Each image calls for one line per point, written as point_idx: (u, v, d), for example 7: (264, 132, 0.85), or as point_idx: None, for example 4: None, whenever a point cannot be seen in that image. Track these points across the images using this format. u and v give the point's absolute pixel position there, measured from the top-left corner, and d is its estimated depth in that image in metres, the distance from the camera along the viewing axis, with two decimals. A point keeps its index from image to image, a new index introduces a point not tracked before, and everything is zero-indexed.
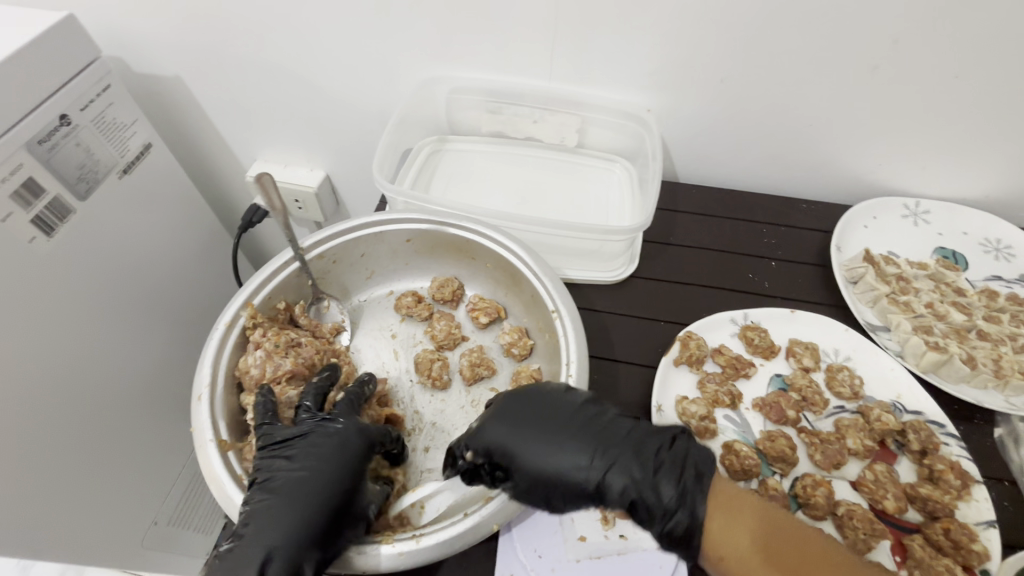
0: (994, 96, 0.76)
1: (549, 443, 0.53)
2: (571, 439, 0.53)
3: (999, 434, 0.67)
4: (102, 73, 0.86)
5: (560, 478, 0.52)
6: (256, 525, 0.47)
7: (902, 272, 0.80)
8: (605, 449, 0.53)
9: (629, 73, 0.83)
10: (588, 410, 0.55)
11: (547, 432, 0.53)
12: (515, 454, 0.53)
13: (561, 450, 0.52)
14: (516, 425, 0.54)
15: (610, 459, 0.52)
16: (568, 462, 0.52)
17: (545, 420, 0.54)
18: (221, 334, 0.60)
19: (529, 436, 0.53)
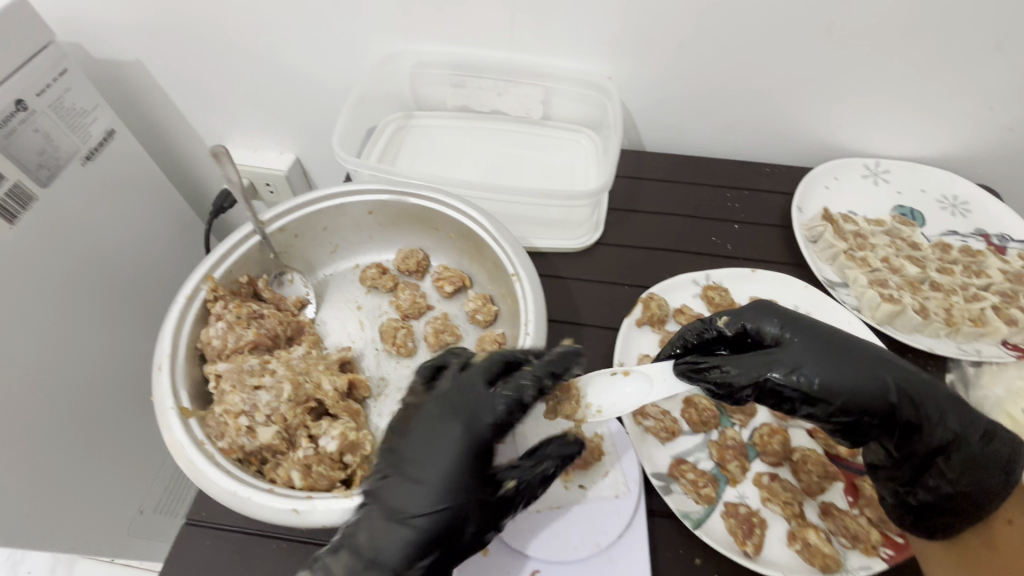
0: (946, 51, 0.77)
1: (823, 355, 0.51)
2: (824, 357, 0.51)
3: (950, 379, 0.69)
4: (57, 56, 0.85)
5: (821, 395, 0.50)
6: (402, 488, 0.48)
7: (859, 229, 0.82)
8: (882, 391, 0.50)
9: (590, 41, 0.84)
10: (845, 344, 0.52)
11: (836, 346, 0.52)
12: (784, 353, 0.51)
13: (820, 369, 0.50)
14: (801, 331, 0.53)
15: (865, 379, 0.50)
16: (831, 381, 0.50)
17: (798, 339, 0.52)
18: (182, 306, 0.60)
19: (810, 344, 0.52)
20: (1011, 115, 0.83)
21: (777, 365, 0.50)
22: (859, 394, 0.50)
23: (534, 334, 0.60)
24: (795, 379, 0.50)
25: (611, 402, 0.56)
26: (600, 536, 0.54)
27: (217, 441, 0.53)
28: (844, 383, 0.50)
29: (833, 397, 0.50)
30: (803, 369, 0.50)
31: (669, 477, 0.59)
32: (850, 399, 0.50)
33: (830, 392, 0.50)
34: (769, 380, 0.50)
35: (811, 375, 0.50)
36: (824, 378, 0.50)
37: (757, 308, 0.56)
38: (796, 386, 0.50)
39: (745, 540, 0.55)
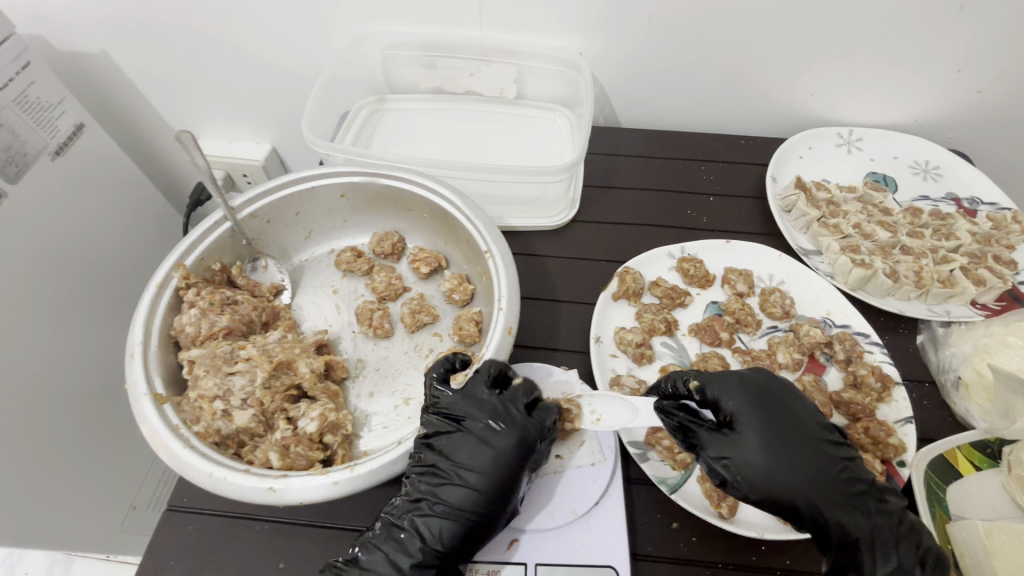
0: (912, 16, 0.77)
1: (766, 437, 0.52)
2: (777, 444, 0.51)
3: (921, 340, 0.70)
4: (19, 48, 0.82)
5: (754, 477, 0.50)
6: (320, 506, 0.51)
7: (832, 197, 0.83)
8: (818, 487, 0.50)
9: (559, 16, 0.83)
10: (804, 435, 0.52)
11: (785, 429, 0.52)
12: (744, 425, 0.53)
13: (763, 453, 0.51)
14: (756, 408, 0.53)
15: (805, 475, 0.50)
16: (766, 467, 0.50)
17: (769, 418, 0.53)
18: (153, 294, 0.60)
19: (757, 426, 0.52)
20: (978, 76, 0.83)
21: (716, 441, 0.52)
22: (789, 479, 0.50)
23: (507, 309, 0.60)
24: (733, 450, 0.52)
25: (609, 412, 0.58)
26: (576, 503, 0.55)
27: (193, 425, 0.54)
28: (777, 470, 0.50)
29: (759, 479, 0.50)
30: (739, 449, 0.51)
31: (645, 445, 0.60)
32: (777, 492, 0.50)
33: (759, 474, 0.50)
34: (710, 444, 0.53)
35: (746, 456, 0.51)
36: (757, 460, 0.51)
37: (725, 375, 0.56)
38: (728, 466, 0.51)
39: (721, 502, 0.56)
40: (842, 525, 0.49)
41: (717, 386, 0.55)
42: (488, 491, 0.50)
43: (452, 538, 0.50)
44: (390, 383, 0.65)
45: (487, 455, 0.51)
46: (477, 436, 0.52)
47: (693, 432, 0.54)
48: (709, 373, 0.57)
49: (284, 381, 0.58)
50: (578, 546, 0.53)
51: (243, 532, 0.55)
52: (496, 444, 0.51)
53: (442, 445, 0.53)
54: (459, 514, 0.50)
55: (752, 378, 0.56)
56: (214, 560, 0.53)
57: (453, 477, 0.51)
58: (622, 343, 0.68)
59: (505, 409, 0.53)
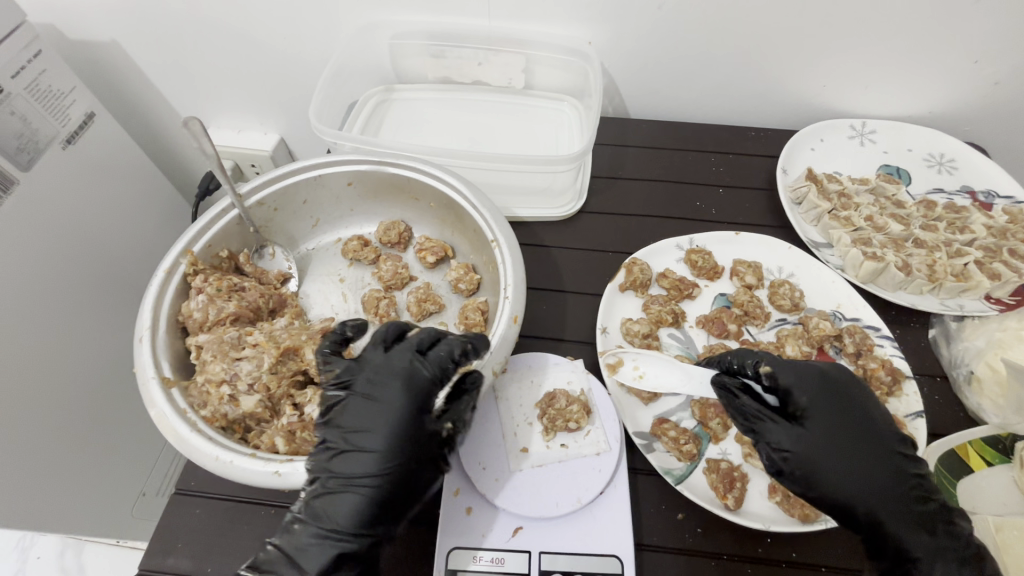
0: (929, 5, 0.75)
1: (833, 438, 0.51)
2: (849, 444, 0.51)
3: (932, 335, 0.69)
4: (30, 37, 0.83)
5: (821, 474, 0.50)
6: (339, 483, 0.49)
7: (844, 189, 0.82)
8: (886, 493, 0.49)
9: (569, 5, 0.82)
10: (875, 437, 0.52)
11: (857, 430, 0.52)
12: (817, 422, 0.52)
13: (835, 453, 0.51)
14: (832, 404, 0.53)
15: (874, 479, 0.50)
16: (839, 467, 0.50)
17: (843, 415, 0.53)
18: (161, 280, 0.61)
19: (832, 425, 0.52)
20: (996, 68, 0.81)
21: (785, 433, 0.52)
22: (854, 484, 0.50)
23: (512, 298, 0.60)
24: (805, 446, 0.51)
25: (653, 372, 0.63)
26: (581, 492, 0.55)
27: (200, 409, 0.54)
28: (844, 474, 0.50)
29: (823, 480, 0.50)
30: (805, 446, 0.51)
31: (651, 436, 0.60)
32: (842, 493, 0.49)
33: (827, 472, 0.50)
34: (781, 435, 0.52)
35: (812, 454, 0.51)
36: (825, 459, 0.50)
37: (800, 365, 0.55)
38: (792, 460, 0.51)
39: (726, 493, 0.55)
40: (908, 534, 0.49)
41: (792, 375, 0.54)
42: (385, 450, 0.49)
43: (356, 508, 0.48)
44: None
45: (382, 414, 0.50)
46: (367, 395, 0.51)
47: (761, 420, 0.53)
48: (782, 361, 0.55)
49: (290, 367, 0.59)
50: (582, 535, 0.53)
51: (249, 517, 0.55)
52: (385, 402, 0.51)
53: (335, 416, 0.52)
54: (354, 484, 0.49)
55: (830, 374, 0.55)
56: (220, 544, 0.54)
57: (345, 445, 0.50)
58: (628, 334, 0.68)
59: (387, 364, 0.52)
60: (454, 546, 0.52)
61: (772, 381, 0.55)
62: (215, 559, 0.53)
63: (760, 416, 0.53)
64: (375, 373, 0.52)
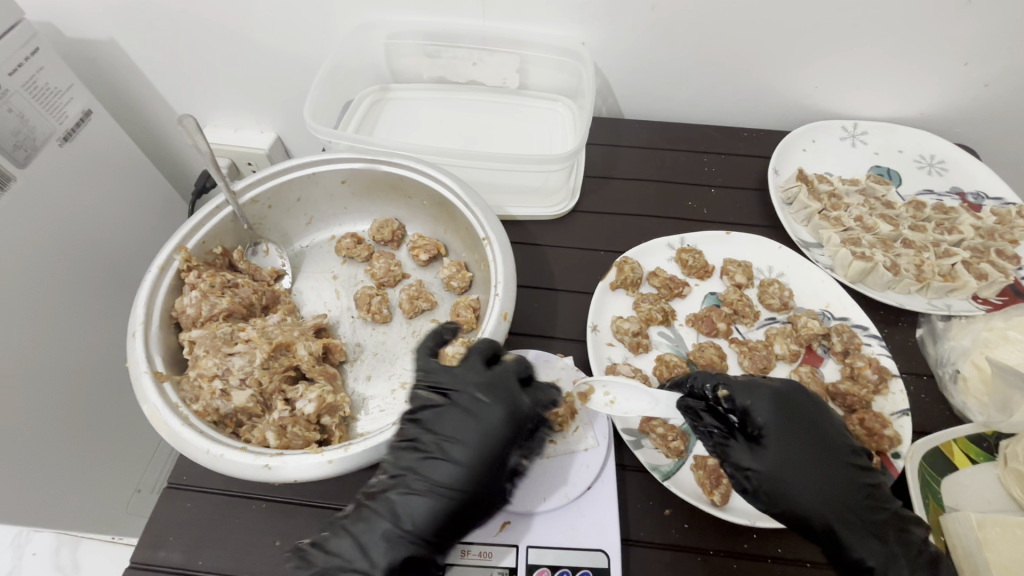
0: (918, 8, 0.76)
1: (793, 455, 0.52)
2: (807, 461, 0.52)
3: (920, 334, 0.70)
4: (27, 35, 0.83)
5: (780, 492, 0.50)
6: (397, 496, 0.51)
7: (834, 190, 0.82)
8: (844, 506, 0.50)
9: (562, 6, 0.83)
10: (838, 453, 0.53)
11: (811, 447, 0.52)
12: (773, 440, 0.52)
13: (793, 469, 0.51)
14: (784, 420, 0.53)
15: (835, 494, 0.50)
16: (795, 484, 0.50)
17: (803, 431, 0.53)
18: (155, 276, 0.61)
19: (788, 441, 0.52)
20: (986, 70, 0.82)
21: (744, 453, 0.52)
22: (815, 500, 0.50)
23: (503, 295, 0.61)
24: (761, 464, 0.52)
25: (624, 398, 0.58)
26: (569, 487, 0.56)
27: (192, 404, 0.55)
28: (804, 490, 0.50)
29: (789, 498, 0.50)
30: (768, 464, 0.51)
31: (639, 433, 0.60)
32: (797, 509, 0.50)
33: (784, 490, 0.50)
34: (741, 454, 0.52)
35: (773, 472, 0.51)
36: (785, 477, 0.51)
37: (755, 384, 0.55)
38: (755, 480, 0.51)
39: (713, 489, 0.56)
40: (863, 546, 0.50)
41: (747, 394, 0.54)
42: (466, 467, 0.51)
43: (433, 516, 0.50)
44: (386, 368, 0.66)
45: (475, 430, 0.52)
46: (469, 411, 0.53)
47: (723, 439, 0.54)
48: (738, 381, 0.55)
49: (282, 363, 0.59)
50: (569, 530, 0.54)
51: (240, 510, 0.56)
52: (484, 421, 0.53)
53: (428, 419, 0.54)
54: (439, 491, 0.50)
55: (784, 392, 0.55)
56: (211, 537, 0.54)
57: (437, 451, 0.52)
58: (618, 332, 0.69)
59: (492, 383, 0.54)
60: None
61: (730, 403, 0.55)
62: (205, 552, 0.54)
63: (716, 435, 0.54)
64: (477, 391, 0.54)
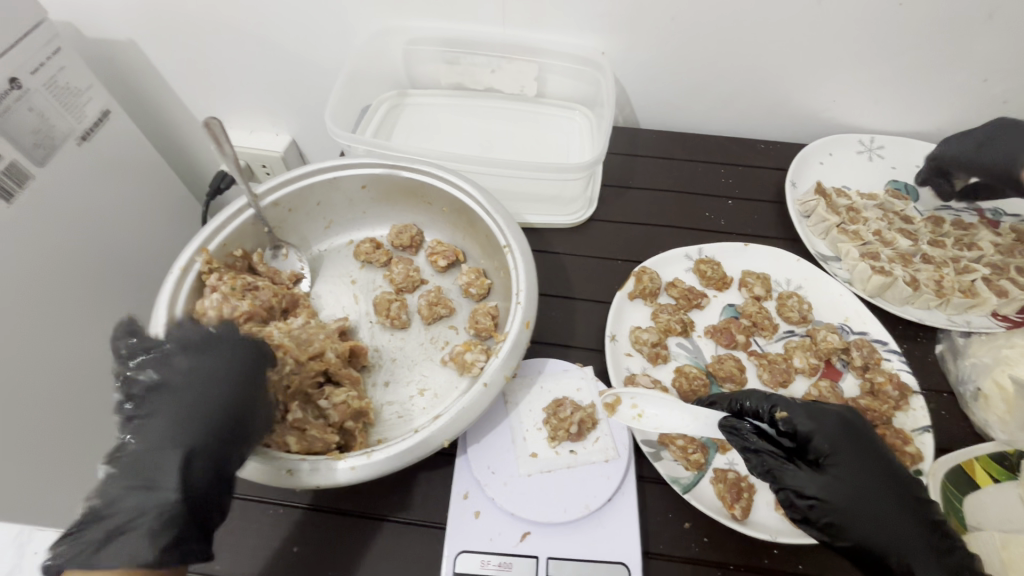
0: (937, 26, 0.76)
1: (859, 487, 0.51)
2: (873, 487, 0.51)
3: (939, 350, 0.70)
4: (51, 34, 0.84)
5: (847, 521, 0.50)
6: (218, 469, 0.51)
7: (853, 204, 0.82)
8: (911, 538, 0.50)
9: (583, 16, 0.83)
10: (903, 479, 0.52)
11: (877, 480, 0.52)
12: (838, 465, 0.52)
13: (859, 496, 0.51)
14: (850, 447, 0.53)
15: (900, 520, 0.50)
16: (861, 512, 0.50)
17: (867, 457, 0.53)
18: (176, 278, 0.61)
19: (854, 468, 0.52)
20: (1005, 87, 0.82)
21: (807, 479, 0.52)
22: (879, 533, 0.50)
23: (525, 303, 0.61)
24: (824, 492, 0.51)
25: (653, 412, 0.57)
26: (589, 499, 0.55)
27: None
28: (872, 519, 0.50)
29: (854, 527, 0.50)
30: (833, 494, 0.51)
31: (659, 444, 0.60)
32: (862, 538, 0.50)
33: (850, 519, 0.50)
34: (803, 480, 0.52)
35: (839, 502, 0.51)
36: (851, 508, 0.50)
37: (819, 411, 0.55)
38: (818, 507, 0.51)
39: (734, 503, 0.56)
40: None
41: (811, 420, 0.54)
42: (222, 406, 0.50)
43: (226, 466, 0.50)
44: (406, 373, 0.66)
45: (203, 375, 0.51)
46: (212, 349, 0.53)
47: (782, 465, 0.53)
48: (804, 406, 0.55)
49: (313, 367, 0.58)
50: (589, 542, 0.53)
51: (258, 515, 0.55)
52: (215, 364, 0.52)
53: None
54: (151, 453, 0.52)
55: (846, 418, 0.54)
56: (227, 542, 0.54)
57: None
58: (637, 343, 0.68)
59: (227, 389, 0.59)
60: (463, 549, 0.53)
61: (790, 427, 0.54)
62: (223, 558, 0.53)
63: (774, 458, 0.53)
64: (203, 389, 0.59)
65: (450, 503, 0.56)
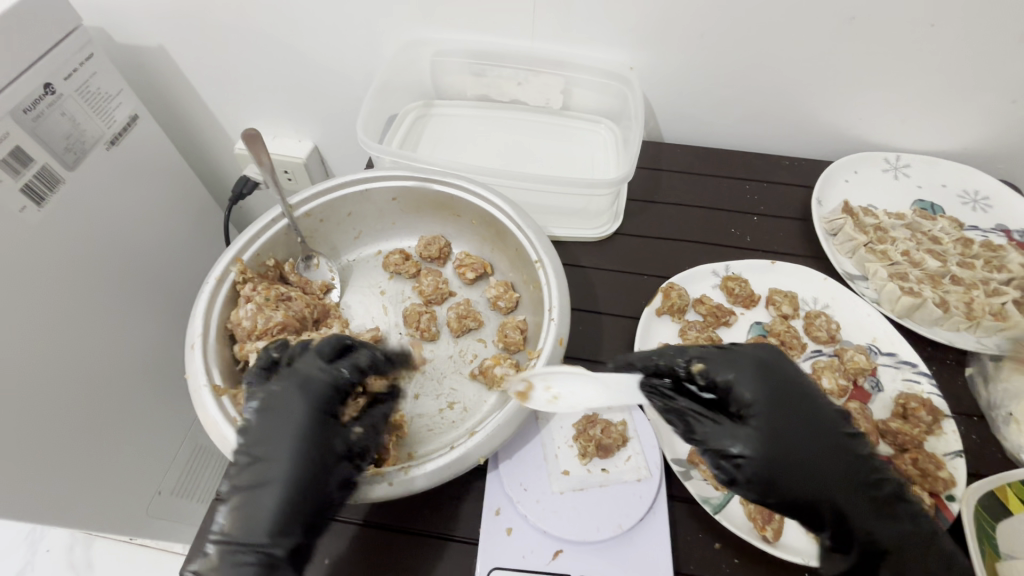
0: (968, 46, 0.76)
1: (781, 434, 0.51)
2: (800, 439, 0.51)
3: (969, 373, 0.69)
4: (83, 40, 0.85)
5: (777, 479, 0.49)
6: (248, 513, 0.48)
7: (879, 223, 0.82)
8: (845, 485, 0.50)
9: (610, 31, 0.84)
10: (826, 425, 0.52)
11: (801, 426, 0.52)
12: (756, 417, 0.52)
13: (786, 450, 0.50)
14: (764, 392, 0.53)
15: (832, 469, 0.50)
16: (790, 469, 0.49)
17: (784, 405, 0.52)
18: (212, 287, 0.62)
19: (771, 418, 0.52)
20: None
21: (727, 434, 0.51)
22: (815, 485, 0.49)
23: (558, 320, 0.61)
24: (747, 452, 0.50)
25: (567, 392, 0.56)
26: (621, 518, 0.55)
27: None
28: (802, 471, 0.50)
29: (782, 483, 0.49)
30: (756, 447, 0.50)
31: (688, 463, 0.59)
32: (799, 494, 0.49)
33: (777, 475, 0.49)
34: (724, 437, 0.51)
35: (763, 457, 0.50)
36: (777, 458, 0.50)
37: (736, 358, 0.55)
38: (747, 467, 0.50)
39: (765, 525, 0.55)
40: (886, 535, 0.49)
41: (724, 369, 0.54)
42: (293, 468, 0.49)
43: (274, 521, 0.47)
44: (435, 387, 0.66)
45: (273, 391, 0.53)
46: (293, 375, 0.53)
47: (705, 425, 0.52)
48: (718, 356, 0.55)
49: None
50: (622, 563, 0.53)
51: None
52: (292, 414, 0.51)
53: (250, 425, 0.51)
54: (278, 510, 0.48)
55: (761, 360, 0.55)
56: None
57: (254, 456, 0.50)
58: None
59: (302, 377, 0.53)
60: (496, 566, 0.53)
61: (707, 378, 0.54)
62: None
63: (696, 418, 0.52)
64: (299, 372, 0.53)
65: (482, 519, 0.56)
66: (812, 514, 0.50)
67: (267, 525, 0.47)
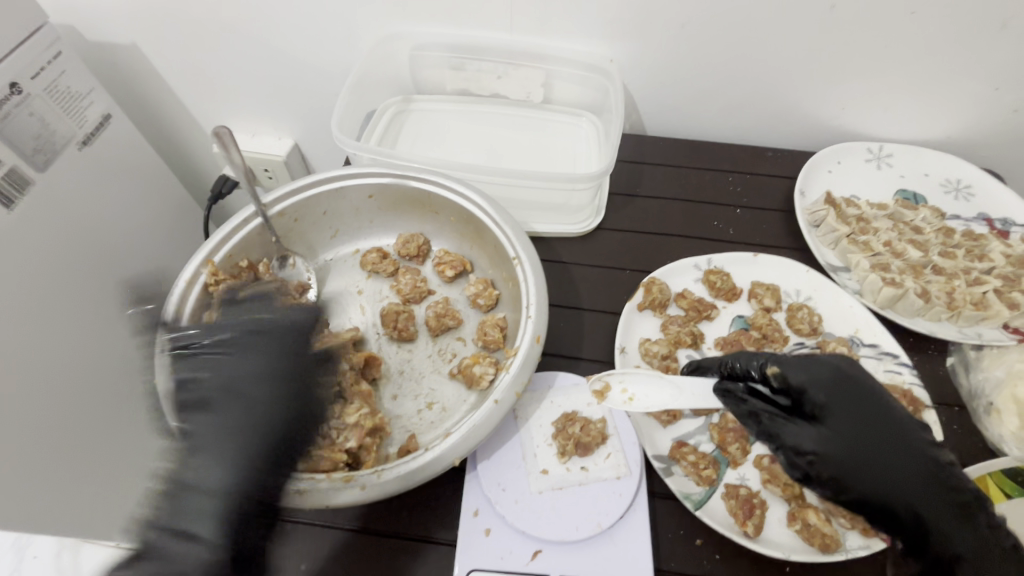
0: (950, 34, 0.76)
1: (857, 437, 0.51)
2: (873, 442, 0.51)
3: (951, 363, 0.69)
4: (51, 38, 0.82)
5: (852, 479, 0.50)
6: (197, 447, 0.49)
7: (862, 213, 0.82)
8: (921, 491, 0.49)
9: (590, 22, 0.82)
10: (907, 432, 0.52)
11: (880, 429, 0.52)
12: (830, 419, 0.52)
13: (859, 452, 0.50)
14: (841, 395, 0.53)
15: (906, 472, 0.50)
16: (864, 470, 0.50)
17: (862, 409, 0.53)
18: (183, 290, 0.62)
19: (847, 421, 0.52)
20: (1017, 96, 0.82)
21: (800, 433, 0.51)
22: (887, 487, 0.50)
23: (535, 317, 0.60)
24: (819, 451, 0.50)
25: (642, 394, 0.59)
26: (601, 516, 0.55)
27: None
28: (875, 472, 0.50)
29: (856, 483, 0.49)
30: (829, 446, 0.50)
31: (669, 460, 0.59)
32: (870, 495, 0.49)
33: (850, 473, 0.50)
34: (796, 435, 0.51)
35: (838, 457, 0.50)
36: (848, 458, 0.50)
37: (812, 362, 0.55)
38: (818, 466, 0.50)
39: (746, 520, 0.55)
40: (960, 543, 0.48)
41: (801, 373, 0.54)
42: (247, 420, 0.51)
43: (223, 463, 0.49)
44: (412, 387, 0.65)
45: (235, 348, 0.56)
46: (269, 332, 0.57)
47: (774, 424, 0.53)
48: (791, 360, 0.56)
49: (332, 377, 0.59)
50: (602, 561, 0.53)
51: None
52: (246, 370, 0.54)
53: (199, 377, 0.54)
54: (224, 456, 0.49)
55: (841, 365, 0.55)
56: None
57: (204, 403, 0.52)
58: (647, 355, 0.68)
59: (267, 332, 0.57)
60: (475, 567, 0.52)
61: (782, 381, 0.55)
62: None
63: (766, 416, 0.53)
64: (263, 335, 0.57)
65: (460, 520, 0.55)
66: (886, 515, 0.50)
67: (211, 466, 0.48)
